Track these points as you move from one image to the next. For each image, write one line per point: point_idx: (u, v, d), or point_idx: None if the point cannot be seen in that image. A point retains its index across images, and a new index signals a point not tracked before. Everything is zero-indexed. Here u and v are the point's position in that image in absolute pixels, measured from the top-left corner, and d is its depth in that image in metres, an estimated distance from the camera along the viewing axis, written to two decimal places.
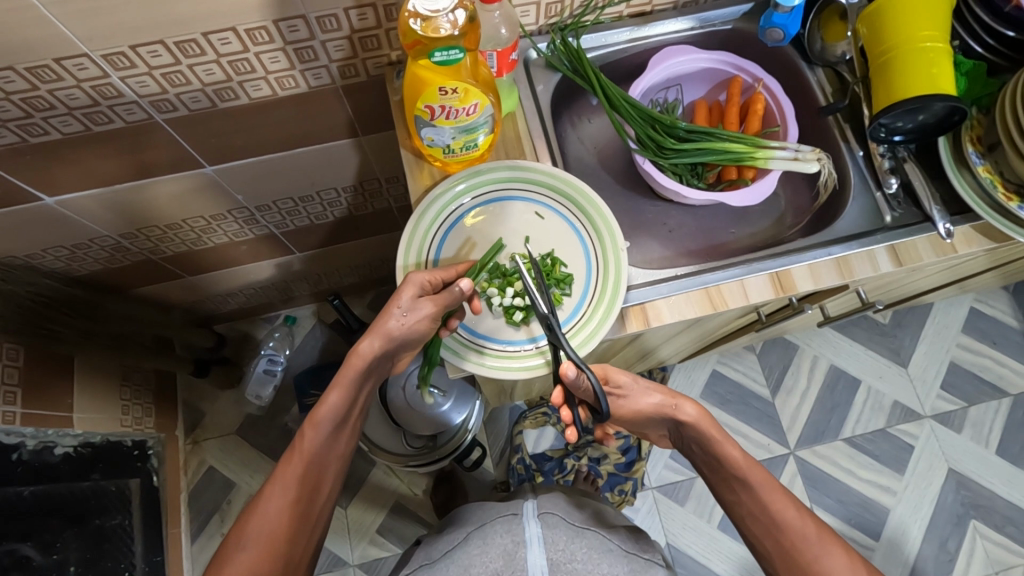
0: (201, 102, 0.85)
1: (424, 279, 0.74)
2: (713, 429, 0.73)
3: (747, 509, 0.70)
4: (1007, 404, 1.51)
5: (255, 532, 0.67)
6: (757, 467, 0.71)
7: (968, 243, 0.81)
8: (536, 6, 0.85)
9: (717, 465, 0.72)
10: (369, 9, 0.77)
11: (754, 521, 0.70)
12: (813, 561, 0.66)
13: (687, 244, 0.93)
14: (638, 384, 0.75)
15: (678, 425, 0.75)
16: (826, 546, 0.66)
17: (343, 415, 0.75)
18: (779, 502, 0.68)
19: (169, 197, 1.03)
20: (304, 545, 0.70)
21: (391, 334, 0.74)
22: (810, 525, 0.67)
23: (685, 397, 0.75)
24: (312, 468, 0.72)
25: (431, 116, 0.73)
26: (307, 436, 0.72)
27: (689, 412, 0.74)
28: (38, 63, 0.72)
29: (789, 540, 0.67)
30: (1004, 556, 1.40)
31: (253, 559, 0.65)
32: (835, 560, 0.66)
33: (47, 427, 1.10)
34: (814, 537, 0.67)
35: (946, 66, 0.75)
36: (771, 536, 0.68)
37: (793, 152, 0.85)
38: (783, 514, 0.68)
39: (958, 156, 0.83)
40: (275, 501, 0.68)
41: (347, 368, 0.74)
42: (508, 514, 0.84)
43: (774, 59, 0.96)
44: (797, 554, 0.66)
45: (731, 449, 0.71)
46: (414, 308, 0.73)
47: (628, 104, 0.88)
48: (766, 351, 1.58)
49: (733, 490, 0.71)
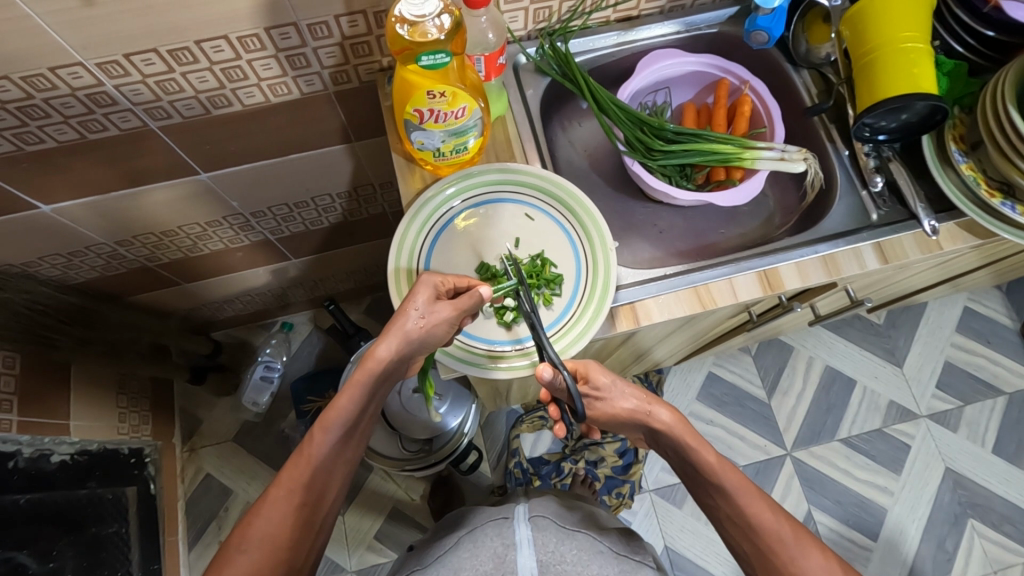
0: (194, 109, 0.86)
1: (439, 281, 0.74)
2: (687, 435, 0.73)
3: (724, 513, 0.69)
4: (1002, 403, 1.52)
5: (257, 537, 0.63)
6: (731, 470, 0.70)
7: (953, 241, 0.82)
8: (525, 11, 0.86)
9: (693, 471, 0.72)
10: (359, 16, 0.78)
11: (732, 525, 0.69)
12: (790, 564, 0.64)
13: (677, 244, 0.94)
14: (615, 386, 0.75)
15: (653, 431, 0.76)
16: (804, 548, 0.65)
17: (355, 420, 0.71)
18: (754, 504, 0.67)
19: (165, 204, 1.04)
20: (306, 554, 0.67)
21: (409, 336, 0.72)
22: (786, 526, 0.66)
23: (660, 402, 0.75)
24: (319, 474, 0.68)
25: (420, 120, 0.74)
26: (316, 440, 0.69)
27: (664, 416, 0.74)
28: (33, 72, 0.73)
29: (765, 543, 0.66)
30: (1001, 554, 1.40)
31: (254, 565, 0.62)
32: (812, 563, 0.64)
33: (43, 435, 1.10)
34: (790, 538, 0.65)
35: (928, 65, 0.77)
36: (748, 540, 0.67)
37: (779, 152, 0.86)
38: (759, 517, 0.66)
39: (942, 154, 0.84)
40: (279, 506, 0.65)
41: (361, 370, 0.72)
42: (498, 518, 0.85)
43: (760, 61, 0.97)
44: (773, 556, 0.65)
45: (704, 454, 0.71)
46: (432, 310, 0.72)
47: (616, 107, 0.89)
48: (761, 352, 1.58)
49: (710, 494, 0.70)
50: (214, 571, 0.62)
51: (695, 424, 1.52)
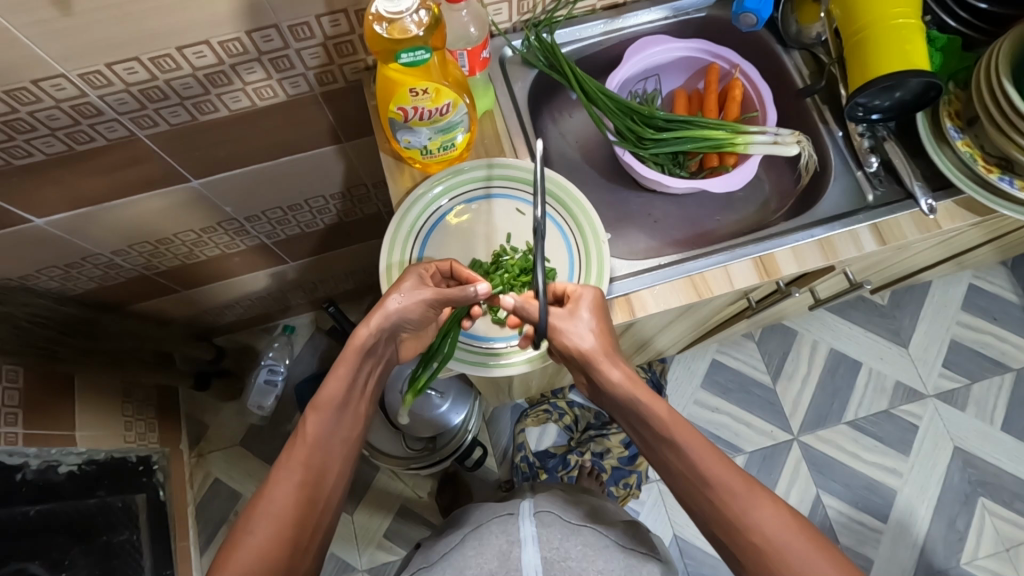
0: (181, 116, 0.86)
1: (424, 269, 0.76)
2: (639, 391, 0.69)
3: (677, 470, 0.67)
4: (1010, 379, 1.50)
5: (261, 516, 0.65)
6: (683, 423, 0.67)
7: (951, 219, 0.80)
8: (509, 4, 0.85)
9: (646, 426, 0.69)
10: (341, 15, 0.77)
11: (685, 481, 0.66)
12: (741, 518, 0.62)
13: (672, 233, 0.93)
14: (582, 327, 0.72)
15: (601, 385, 0.72)
16: (758, 499, 0.62)
17: (346, 399, 0.73)
18: (707, 458, 0.65)
19: (157, 213, 1.04)
20: (313, 532, 0.68)
21: (389, 315, 0.74)
22: (739, 480, 0.63)
23: (615, 359, 0.71)
24: (317, 453, 0.70)
25: (405, 118, 0.74)
26: (311, 421, 0.71)
27: (615, 374, 0.70)
28: (16, 85, 0.73)
29: (720, 498, 0.63)
30: (1013, 532, 1.39)
31: (260, 543, 0.64)
32: (766, 513, 0.62)
33: (50, 446, 1.11)
34: (743, 491, 0.63)
35: (919, 42, 0.75)
36: (702, 497, 0.64)
37: (772, 136, 0.85)
38: (710, 469, 0.64)
39: (938, 132, 0.83)
40: (280, 486, 0.67)
41: (347, 350, 0.74)
42: (504, 514, 0.85)
43: (750, 44, 0.96)
44: (725, 510, 0.63)
45: (657, 408, 0.68)
46: (413, 291, 0.74)
47: (605, 96, 0.88)
48: (765, 337, 1.57)
49: (663, 451, 0.68)
50: (224, 553, 0.63)
51: (700, 413, 1.52)
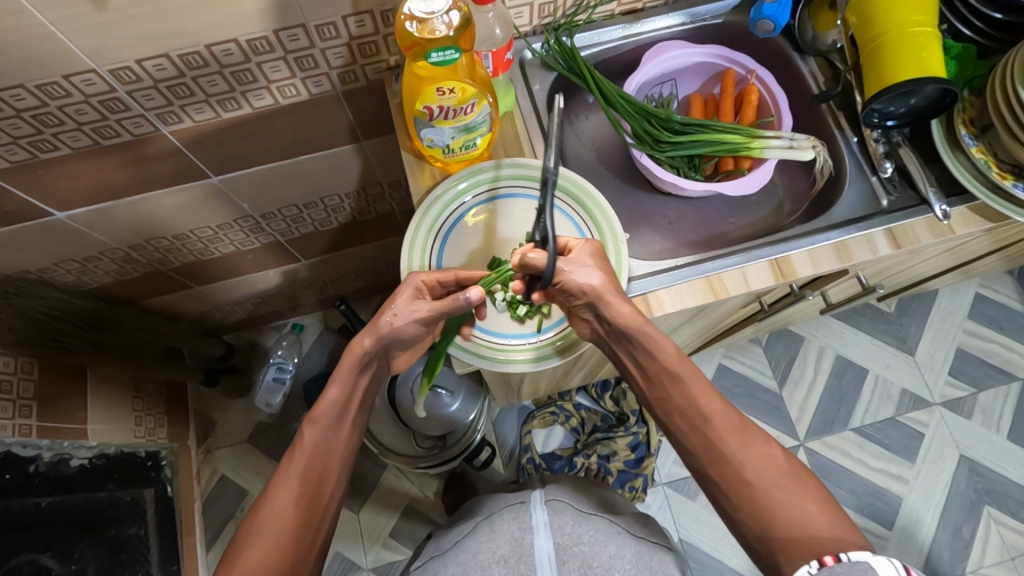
0: (205, 113, 0.87)
1: (421, 282, 0.76)
2: (645, 327, 0.72)
3: (675, 406, 0.73)
4: (1016, 388, 1.51)
5: (264, 523, 0.66)
6: (688, 362, 0.73)
7: (965, 224, 0.81)
8: (530, 7, 0.87)
9: (651, 363, 0.74)
10: (367, 16, 0.79)
11: (683, 415, 0.73)
12: (733, 454, 0.68)
13: (686, 235, 0.94)
14: (583, 269, 0.73)
15: (605, 319, 0.74)
16: (749, 439, 0.69)
17: (344, 408, 0.74)
18: (706, 398, 0.71)
19: (175, 208, 1.05)
20: (314, 538, 0.70)
21: (384, 331, 0.75)
22: (735, 418, 0.70)
23: (622, 296, 0.72)
24: (317, 461, 0.71)
25: (430, 117, 0.75)
26: (309, 430, 0.72)
27: (623, 310, 0.72)
28: (47, 80, 0.74)
29: (714, 435, 0.70)
30: (1019, 541, 1.39)
31: (264, 550, 0.65)
32: (754, 452, 0.68)
33: (62, 439, 1.12)
34: (738, 430, 0.69)
35: (936, 49, 0.77)
36: (698, 434, 0.71)
37: (788, 141, 0.86)
38: (709, 407, 0.71)
39: (952, 138, 0.84)
40: (282, 494, 0.68)
41: (344, 360, 0.74)
42: (515, 502, 0.85)
43: (765, 50, 0.98)
44: (718, 445, 0.69)
45: (665, 346, 0.73)
46: (411, 307, 0.74)
47: (623, 100, 0.89)
48: (772, 342, 1.58)
49: (663, 387, 0.74)
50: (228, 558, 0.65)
51: None
